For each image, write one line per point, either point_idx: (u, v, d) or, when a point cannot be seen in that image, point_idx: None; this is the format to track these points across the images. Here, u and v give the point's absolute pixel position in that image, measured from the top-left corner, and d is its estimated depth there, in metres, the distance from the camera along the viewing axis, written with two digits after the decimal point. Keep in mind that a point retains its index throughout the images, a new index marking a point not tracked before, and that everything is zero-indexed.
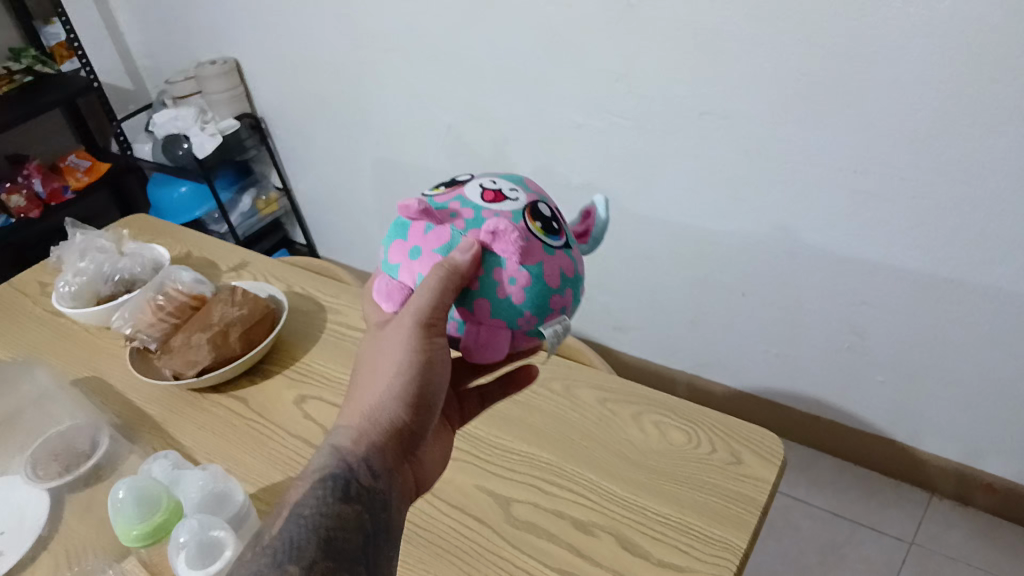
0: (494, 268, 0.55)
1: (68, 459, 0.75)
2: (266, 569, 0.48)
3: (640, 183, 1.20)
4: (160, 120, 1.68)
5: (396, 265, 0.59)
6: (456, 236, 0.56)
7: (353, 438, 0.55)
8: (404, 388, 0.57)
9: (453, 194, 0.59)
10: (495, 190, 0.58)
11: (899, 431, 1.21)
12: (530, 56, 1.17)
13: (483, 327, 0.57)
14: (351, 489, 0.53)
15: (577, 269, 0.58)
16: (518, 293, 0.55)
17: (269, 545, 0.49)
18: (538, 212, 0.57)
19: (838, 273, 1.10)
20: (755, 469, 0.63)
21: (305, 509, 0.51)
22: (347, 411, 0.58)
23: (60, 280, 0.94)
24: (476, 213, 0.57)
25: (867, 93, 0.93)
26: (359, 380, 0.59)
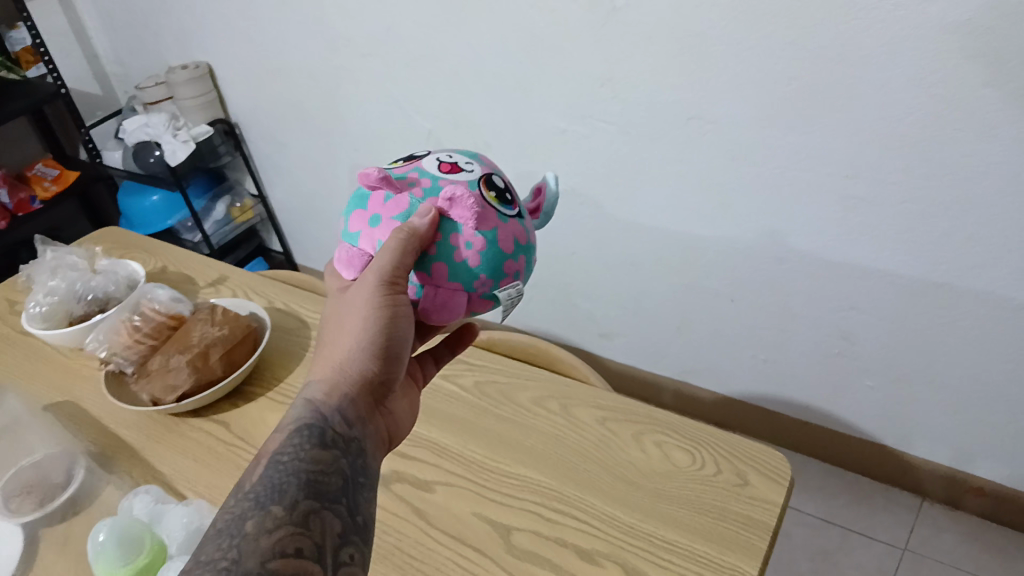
0: (451, 234, 0.59)
1: (44, 492, 0.71)
2: (250, 512, 0.49)
3: (625, 190, 1.18)
4: (129, 127, 1.63)
5: (356, 233, 0.63)
6: (414, 205, 0.60)
7: (326, 391, 0.60)
8: (371, 343, 0.61)
9: (411, 167, 0.63)
10: (451, 163, 0.62)
11: (888, 435, 1.21)
12: (511, 60, 1.14)
13: (441, 289, 0.61)
14: (327, 436, 0.57)
15: (529, 236, 0.62)
16: (473, 257, 0.59)
17: (252, 490, 0.51)
18: (492, 183, 0.62)
19: (826, 279, 1.08)
20: (762, 491, 0.61)
21: (284, 456, 0.54)
22: (320, 367, 0.63)
23: (32, 300, 0.90)
24: (433, 183, 0.61)
25: (857, 97, 0.90)
26: (329, 338, 0.64)
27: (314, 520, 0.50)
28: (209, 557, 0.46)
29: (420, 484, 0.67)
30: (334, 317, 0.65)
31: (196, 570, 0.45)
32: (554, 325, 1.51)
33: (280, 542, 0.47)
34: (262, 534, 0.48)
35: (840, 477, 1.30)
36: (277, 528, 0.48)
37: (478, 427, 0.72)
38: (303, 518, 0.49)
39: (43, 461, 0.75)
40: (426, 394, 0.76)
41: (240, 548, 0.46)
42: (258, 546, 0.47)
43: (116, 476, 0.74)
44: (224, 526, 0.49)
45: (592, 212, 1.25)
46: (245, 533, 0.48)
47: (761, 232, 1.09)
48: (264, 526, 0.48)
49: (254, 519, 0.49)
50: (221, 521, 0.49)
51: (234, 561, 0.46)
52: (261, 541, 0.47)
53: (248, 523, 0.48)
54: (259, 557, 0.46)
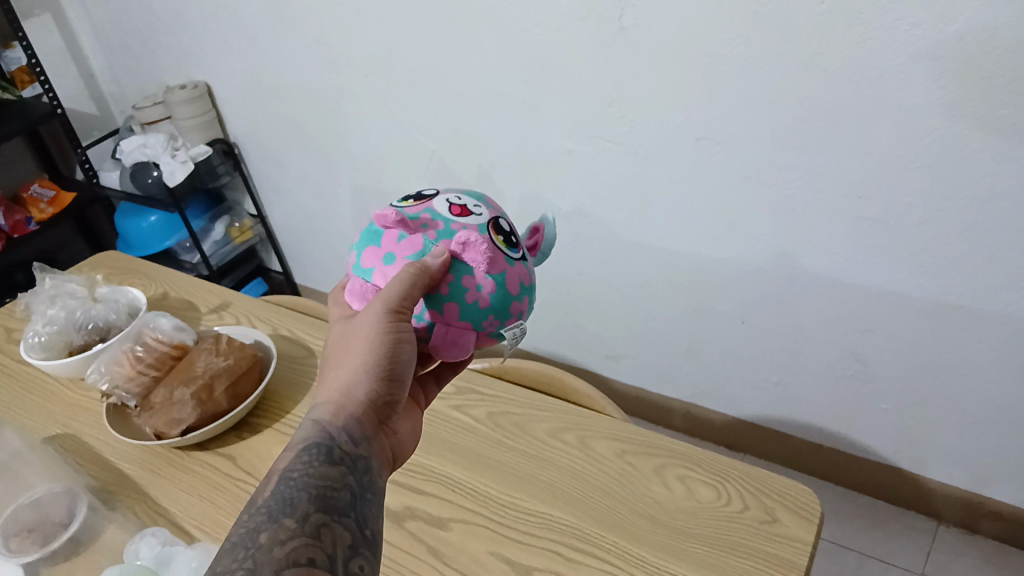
0: (462, 276, 0.58)
1: (43, 531, 0.68)
2: (263, 524, 0.48)
3: (633, 211, 1.16)
4: (126, 148, 1.61)
5: (369, 269, 0.61)
6: (428, 245, 0.58)
7: (332, 412, 0.58)
8: (376, 365, 0.59)
9: (423, 206, 0.61)
10: (461, 205, 0.61)
11: (903, 458, 1.19)
12: (515, 79, 1.12)
13: (451, 327, 0.60)
14: (335, 454, 0.55)
15: (532, 278, 0.62)
16: (484, 300, 0.58)
17: (264, 505, 0.49)
18: (499, 227, 0.61)
19: (840, 301, 1.07)
20: (791, 529, 0.59)
21: (294, 472, 0.52)
22: (325, 388, 0.61)
23: (31, 329, 0.88)
24: (445, 226, 0.59)
25: (870, 117, 0.88)
26: (333, 360, 0.62)
27: (326, 531, 0.48)
28: (224, 569, 0.45)
29: (434, 521, 0.65)
30: (339, 338, 0.63)
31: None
32: (560, 346, 1.50)
33: (294, 551, 0.46)
34: (274, 544, 0.46)
35: (853, 500, 1.28)
36: (290, 539, 0.46)
37: (492, 460, 0.70)
38: (314, 530, 0.48)
39: (41, 497, 0.71)
40: (438, 426, 0.74)
41: (255, 557, 0.45)
42: (272, 555, 0.45)
43: (119, 513, 0.72)
44: (237, 538, 0.47)
45: (599, 233, 1.23)
46: (259, 544, 0.46)
47: (773, 253, 1.07)
48: (277, 537, 0.46)
49: (268, 531, 0.47)
50: (234, 534, 0.48)
51: (250, 569, 0.44)
52: (275, 551, 0.45)
53: (262, 536, 0.47)
54: (273, 567, 0.44)
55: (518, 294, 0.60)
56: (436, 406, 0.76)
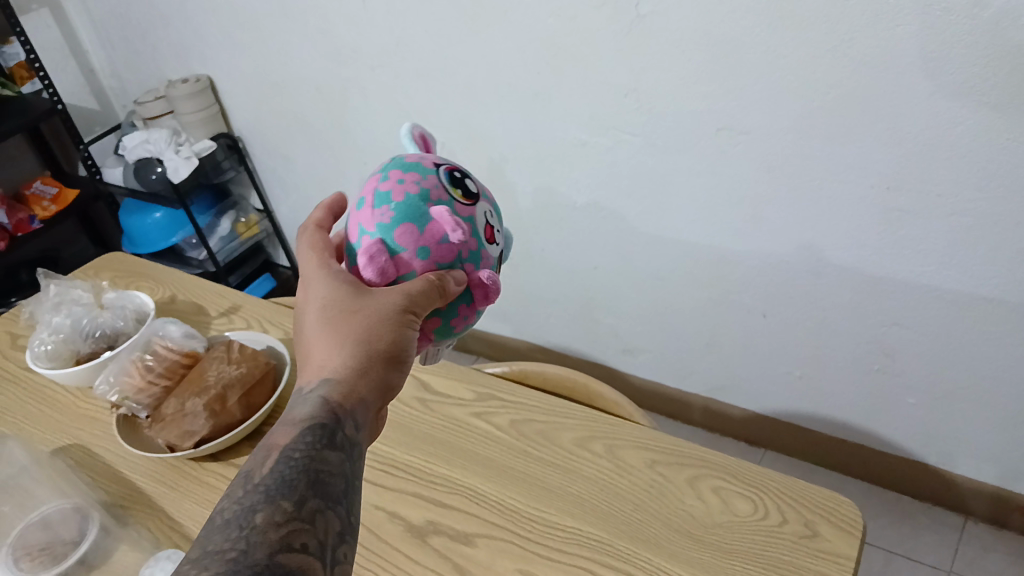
0: (461, 304, 0.58)
1: (55, 548, 0.66)
2: (258, 504, 0.44)
3: (650, 203, 1.13)
4: (130, 143, 1.56)
5: (398, 247, 0.55)
6: (458, 261, 0.56)
7: (341, 394, 0.51)
8: (387, 348, 0.53)
9: (469, 210, 0.58)
10: (490, 225, 0.60)
11: (930, 452, 1.17)
12: (527, 69, 1.09)
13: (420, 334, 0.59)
14: (337, 439, 0.50)
15: None
16: (461, 326, 0.59)
17: (262, 483, 0.46)
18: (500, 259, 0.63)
19: (867, 294, 1.04)
20: (834, 544, 0.57)
21: (295, 451, 0.48)
22: (320, 359, 0.53)
23: (36, 338, 0.86)
24: (478, 248, 0.57)
25: (901, 106, 0.85)
26: (324, 326, 0.53)
27: (321, 517, 0.45)
28: (213, 549, 0.42)
29: (458, 536, 0.62)
30: (329, 301, 0.54)
31: (200, 561, 0.41)
32: (574, 339, 1.47)
33: (288, 535, 0.43)
34: (269, 526, 0.43)
35: (878, 495, 1.26)
36: (285, 522, 0.43)
37: (519, 470, 0.67)
38: (309, 515, 0.44)
39: (53, 516, 0.68)
40: (459, 435, 0.72)
41: (247, 539, 0.42)
42: (265, 537, 0.42)
43: (131, 531, 0.69)
44: (230, 517, 0.44)
45: (614, 226, 1.20)
46: (253, 525, 0.43)
47: (797, 245, 1.04)
48: (272, 519, 0.43)
49: (263, 511, 0.44)
50: (226, 512, 0.45)
51: (242, 551, 0.41)
52: (269, 534, 0.42)
53: (257, 517, 0.44)
54: (266, 549, 0.41)
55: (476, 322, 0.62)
56: (457, 414, 0.74)
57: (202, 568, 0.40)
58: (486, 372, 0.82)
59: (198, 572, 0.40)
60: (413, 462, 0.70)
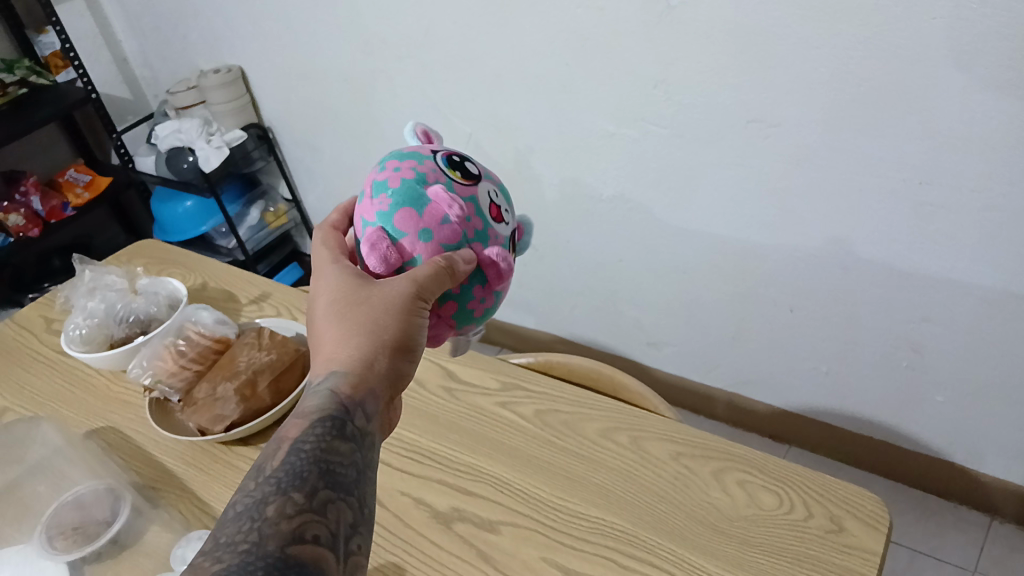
0: (476, 285, 0.58)
1: (86, 530, 0.67)
2: (269, 496, 0.44)
3: (677, 195, 1.13)
4: (162, 133, 1.58)
5: (400, 232, 0.56)
6: (464, 241, 0.57)
7: (350, 385, 0.51)
8: (397, 339, 0.54)
9: (469, 190, 0.59)
10: (497, 205, 0.60)
11: (957, 450, 1.16)
12: (555, 59, 1.09)
13: (441, 319, 0.60)
14: (347, 430, 0.50)
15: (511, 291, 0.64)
16: (479, 309, 0.60)
17: (272, 475, 0.46)
18: (513, 238, 0.63)
19: (898, 289, 1.03)
20: (860, 539, 0.57)
21: (305, 443, 0.48)
22: (331, 355, 0.54)
23: (71, 322, 0.88)
24: (484, 228, 0.58)
25: (933, 100, 0.84)
26: (333, 318, 0.54)
27: (332, 507, 0.44)
28: (227, 540, 0.41)
29: (483, 523, 0.63)
30: (337, 295, 0.55)
31: (212, 552, 0.40)
32: (599, 332, 1.47)
33: (300, 527, 0.42)
34: (280, 518, 0.42)
35: (904, 492, 1.25)
36: (297, 514, 0.43)
37: (541, 460, 0.68)
38: (321, 506, 0.44)
39: (86, 497, 0.70)
40: (484, 424, 0.72)
41: (259, 530, 0.41)
42: (278, 529, 0.42)
43: (161, 512, 0.71)
44: (242, 509, 0.43)
45: (640, 218, 1.20)
46: (265, 516, 0.42)
47: (826, 239, 1.04)
48: (283, 511, 0.43)
49: (275, 503, 0.43)
50: (238, 505, 0.44)
51: (254, 543, 0.41)
52: (281, 525, 0.42)
53: (269, 508, 0.43)
54: (279, 541, 0.41)
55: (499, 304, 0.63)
56: (482, 403, 0.75)
57: (214, 561, 0.40)
58: (511, 363, 0.83)
59: (211, 564, 0.40)
60: (439, 450, 0.70)
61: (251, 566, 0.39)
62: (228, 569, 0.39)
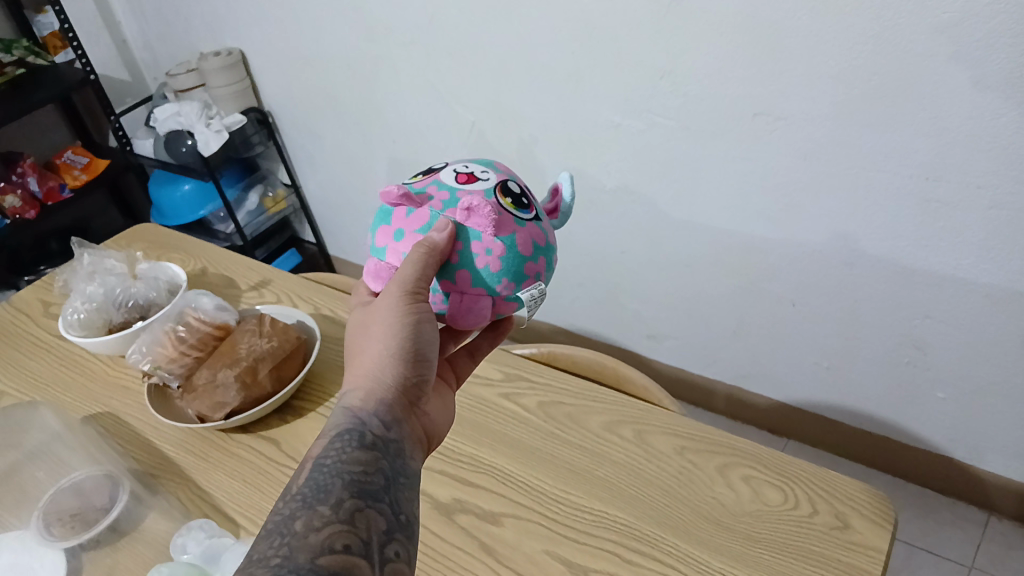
0: (471, 241, 0.53)
1: (83, 516, 0.67)
2: (297, 512, 0.43)
3: (680, 187, 1.12)
4: (161, 116, 1.57)
5: (382, 248, 0.58)
6: (435, 216, 0.54)
7: (361, 398, 0.54)
8: (401, 347, 0.56)
9: (429, 180, 0.58)
10: (467, 172, 0.57)
11: (957, 447, 1.16)
12: (560, 48, 1.08)
13: (466, 295, 0.56)
14: (367, 440, 0.51)
15: (548, 238, 0.57)
16: (495, 263, 0.54)
17: (297, 492, 0.46)
18: (508, 189, 0.56)
19: (902, 285, 1.02)
20: (867, 537, 0.56)
21: (327, 458, 0.48)
22: (352, 377, 0.57)
23: (69, 306, 0.87)
24: (451, 195, 0.55)
25: (944, 96, 0.83)
26: (356, 346, 0.58)
27: (362, 516, 0.44)
28: (258, 557, 0.40)
29: (487, 516, 0.63)
30: (357, 325, 0.59)
31: (245, 570, 0.39)
32: (599, 323, 1.47)
33: (328, 538, 0.42)
34: (309, 531, 0.42)
35: (902, 488, 1.25)
36: (325, 526, 0.42)
37: (544, 454, 0.67)
38: (349, 515, 0.44)
39: (85, 483, 0.70)
40: (489, 415, 0.72)
41: (290, 545, 0.41)
42: (307, 542, 0.41)
43: (161, 500, 0.70)
44: (271, 527, 0.43)
45: (644, 211, 1.20)
46: (294, 531, 0.42)
47: (831, 234, 1.03)
48: (311, 524, 0.42)
49: (302, 517, 0.43)
50: (268, 523, 0.44)
51: (285, 558, 0.40)
52: (310, 538, 0.41)
53: (297, 523, 0.42)
54: (309, 554, 0.40)
55: (532, 254, 0.55)
56: (485, 394, 0.74)
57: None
58: (516, 354, 0.82)
59: None
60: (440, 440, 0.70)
61: None
62: None
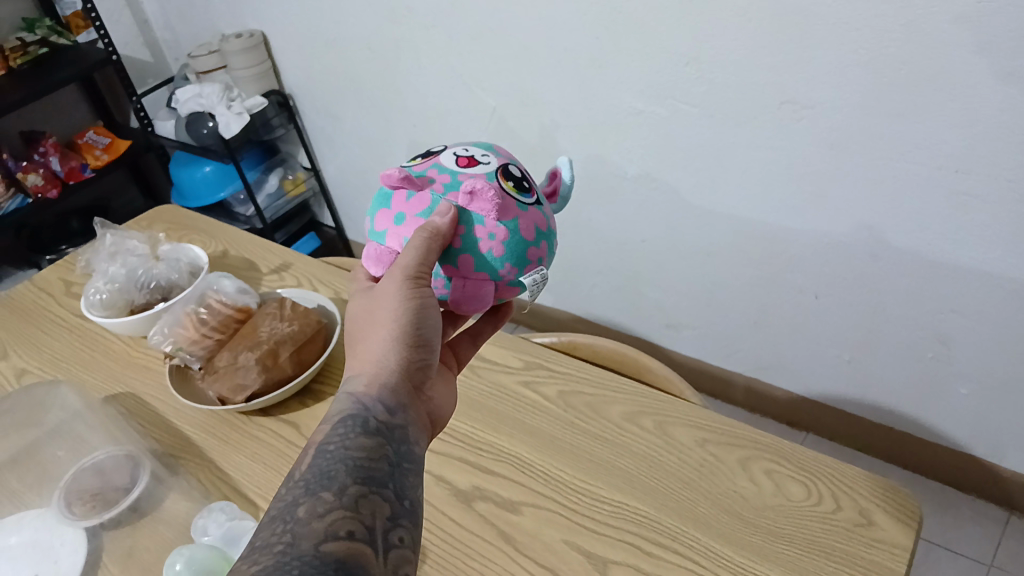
0: (474, 226, 0.53)
1: (105, 496, 0.68)
2: (301, 498, 0.43)
3: (705, 176, 1.11)
4: (182, 97, 1.57)
5: (382, 232, 0.57)
6: (437, 200, 0.54)
7: (365, 382, 0.53)
8: (404, 331, 0.55)
9: (429, 162, 0.57)
10: (467, 156, 0.57)
11: (978, 443, 1.14)
12: (584, 33, 1.06)
13: (468, 280, 0.55)
14: (371, 425, 0.50)
15: (549, 223, 0.57)
16: (497, 248, 0.53)
17: (301, 478, 0.45)
18: (509, 173, 0.56)
19: (927, 279, 1.01)
20: (889, 534, 0.56)
21: (330, 445, 0.48)
22: (356, 360, 0.56)
23: (91, 287, 0.88)
24: (453, 178, 0.55)
25: (977, 87, 0.81)
26: (360, 329, 0.58)
27: (366, 503, 0.44)
28: (261, 543, 0.40)
29: (505, 504, 0.63)
30: (359, 307, 0.58)
31: (248, 557, 0.39)
32: (617, 312, 1.46)
33: (332, 524, 0.41)
34: (313, 518, 0.42)
35: (922, 484, 1.24)
36: (329, 512, 0.42)
37: (562, 443, 0.67)
38: (353, 501, 0.43)
39: (106, 462, 0.70)
40: (507, 403, 0.72)
41: (293, 531, 0.41)
42: (311, 528, 0.41)
43: (181, 480, 0.70)
44: (275, 513, 0.43)
45: (666, 199, 1.18)
46: (296, 517, 0.42)
47: (856, 226, 1.02)
48: (315, 510, 0.42)
49: (306, 504, 0.43)
50: (271, 509, 0.44)
51: (289, 544, 0.40)
52: (313, 525, 0.41)
53: (300, 510, 0.42)
54: (312, 540, 0.40)
55: (534, 239, 0.55)
56: (505, 382, 0.74)
57: (251, 563, 0.39)
58: (536, 342, 0.82)
59: (248, 567, 0.39)
60: (458, 426, 0.70)
61: (286, 567, 0.38)
62: (263, 570, 0.38)
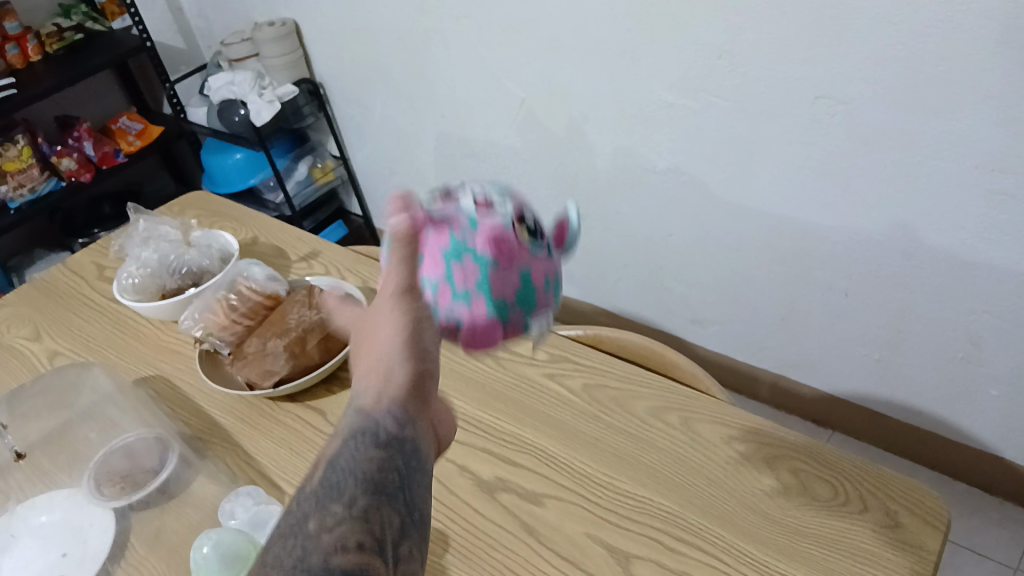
0: (490, 274, 0.51)
1: (133, 477, 0.69)
2: (309, 510, 0.41)
3: (736, 171, 1.10)
4: (216, 84, 1.59)
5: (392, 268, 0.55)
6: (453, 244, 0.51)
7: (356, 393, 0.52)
8: None
9: (444, 203, 0.54)
10: (485, 198, 0.53)
11: (1008, 445, 1.13)
12: (617, 25, 1.06)
13: (478, 326, 0.53)
14: (381, 436, 0.46)
15: (558, 270, 0.55)
16: (510, 296, 0.52)
17: (309, 488, 0.43)
18: (524, 218, 0.53)
19: (960, 279, 0.99)
20: (917, 536, 0.55)
21: (338, 454, 0.45)
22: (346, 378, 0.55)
23: (124, 271, 0.89)
24: (470, 222, 0.52)
25: (1017, 86, 0.80)
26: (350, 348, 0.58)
27: (375, 514, 0.42)
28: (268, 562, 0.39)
29: (527, 495, 0.63)
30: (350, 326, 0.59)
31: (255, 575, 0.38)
32: (643, 306, 1.46)
33: (342, 537, 0.40)
34: (321, 531, 0.40)
35: (950, 486, 1.23)
36: (337, 524, 0.40)
37: (586, 436, 0.67)
38: (362, 512, 0.41)
39: (136, 445, 0.72)
40: (531, 395, 0.72)
41: (302, 545, 0.39)
42: (319, 543, 0.39)
43: (209, 464, 0.71)
44: (283, 527, 0.41)
45: (695, 192, 1.18)
46: (306, 531, 0.40)
47: (889, 223, 1.00)
48: (323, 524, 0.40)
49: (314, 517, 0.41)
50: (279, 521, 0.42)
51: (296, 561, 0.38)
52: (322, 539, 0.39)
53: (310, 521, 0.41)
54: (321, 555, 0.38)
55: (543, 287, 0.53)
56: (529, 373, 0.74)
57: None
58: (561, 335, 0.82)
59: None
60: (482, 417, 0.70)
61: None
62: None
